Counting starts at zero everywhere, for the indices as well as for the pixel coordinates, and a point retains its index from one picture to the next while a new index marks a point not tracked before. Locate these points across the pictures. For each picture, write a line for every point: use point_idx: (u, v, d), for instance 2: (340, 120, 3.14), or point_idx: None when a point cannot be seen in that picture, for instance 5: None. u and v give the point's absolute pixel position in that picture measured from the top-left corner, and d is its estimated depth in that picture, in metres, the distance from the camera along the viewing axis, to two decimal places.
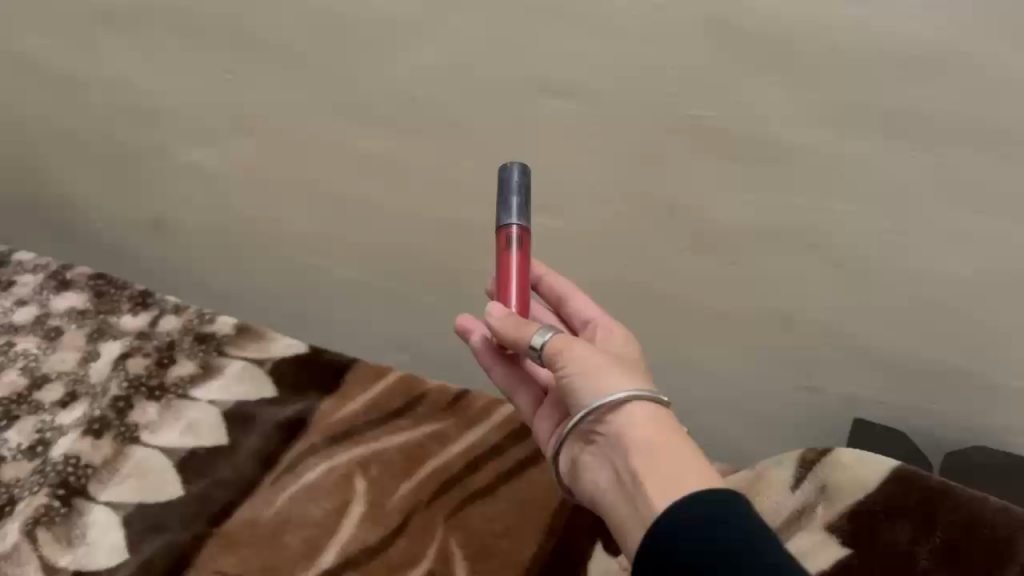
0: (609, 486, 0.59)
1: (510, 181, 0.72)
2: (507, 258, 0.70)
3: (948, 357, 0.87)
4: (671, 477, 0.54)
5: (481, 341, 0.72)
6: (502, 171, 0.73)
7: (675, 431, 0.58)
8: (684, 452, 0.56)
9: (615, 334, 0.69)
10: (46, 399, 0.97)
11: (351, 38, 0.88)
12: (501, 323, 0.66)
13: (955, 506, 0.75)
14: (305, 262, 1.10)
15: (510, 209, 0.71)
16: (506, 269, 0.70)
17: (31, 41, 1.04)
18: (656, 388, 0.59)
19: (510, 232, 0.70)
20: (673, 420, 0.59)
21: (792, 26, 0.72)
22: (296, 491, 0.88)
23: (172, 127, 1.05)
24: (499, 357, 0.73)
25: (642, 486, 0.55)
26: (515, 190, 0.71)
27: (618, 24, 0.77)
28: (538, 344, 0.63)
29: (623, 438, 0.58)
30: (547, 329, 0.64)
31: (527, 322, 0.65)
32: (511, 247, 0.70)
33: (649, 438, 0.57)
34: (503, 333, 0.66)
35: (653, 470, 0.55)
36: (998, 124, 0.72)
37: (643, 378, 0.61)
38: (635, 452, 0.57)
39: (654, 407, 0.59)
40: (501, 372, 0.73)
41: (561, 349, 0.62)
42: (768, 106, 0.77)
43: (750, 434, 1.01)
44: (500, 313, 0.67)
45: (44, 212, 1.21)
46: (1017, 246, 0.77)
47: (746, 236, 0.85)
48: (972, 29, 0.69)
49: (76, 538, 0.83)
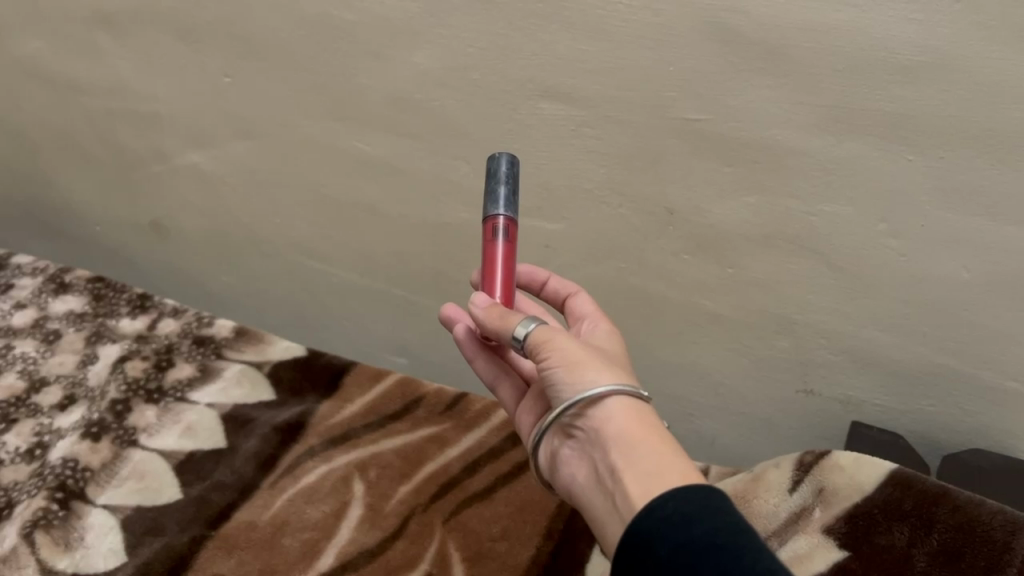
0: (588, 482, 0.58)
1: (496, 172, 0.72)
2: (492, 250, 0.70)
3: (941, 360, 0.86)
4: (650, 473, 0.52)
5: (464, 331, 0.72)
6: (490, 161, 0.72)
7: (655, 428, 0.56)
8: (663, 449, 0.54)
9: (600, 328, 0.70)
10: (44, 403, 0.99)
11: (343, 42, 0.88)
12: (484, 313, 0.67)
13: (954, 510, 0.73)
14: (307, 265, 1.12)
15: (498, 200, 0.71)
16: (491, 261, 0.70)
17: (32, 46, 1.06)
18: (635, 384, 0.58)
19: (499, 221, 0.70)
20: (653, 416, 0.58)
21: (790, 28, 0.70)
22: (294, 493, 0.88)
23: (172, 131, 1.06)
24: (483, 348, 0.73)
25: (620, 483, 0.54)
26: (503, 181, 0.71)
27: (614, 26, 0.75)
28: (521, 334, 0.62)
29: (601, 433, 0.57)
30: (531, 319, 0.63)
31: (511, 313, 0.65)
32: (497, 237, 0.70)
33: (628, 433, 0.56)
34: (487, 323, 0.66)
35: (631, 466, 0.54)
36: (996, 127, 0.69)
37: (624, 374, 0.60)
38: (613, 447, 0.56)
39: (634, 402, 0.58)
40: (485, 364, 0.73)
41: (543, 341, 0.61)
42: (764, 109, 0.75)
43: (753, 433, 1.03)
44: (485, 304, 0.67)
45: (49, 212, 1.26)
46: (1009, 248, 0.75)
47: (743, 239, 0.84)
48: (967, 30, 0.66)
49: (75, 542, 0.84)
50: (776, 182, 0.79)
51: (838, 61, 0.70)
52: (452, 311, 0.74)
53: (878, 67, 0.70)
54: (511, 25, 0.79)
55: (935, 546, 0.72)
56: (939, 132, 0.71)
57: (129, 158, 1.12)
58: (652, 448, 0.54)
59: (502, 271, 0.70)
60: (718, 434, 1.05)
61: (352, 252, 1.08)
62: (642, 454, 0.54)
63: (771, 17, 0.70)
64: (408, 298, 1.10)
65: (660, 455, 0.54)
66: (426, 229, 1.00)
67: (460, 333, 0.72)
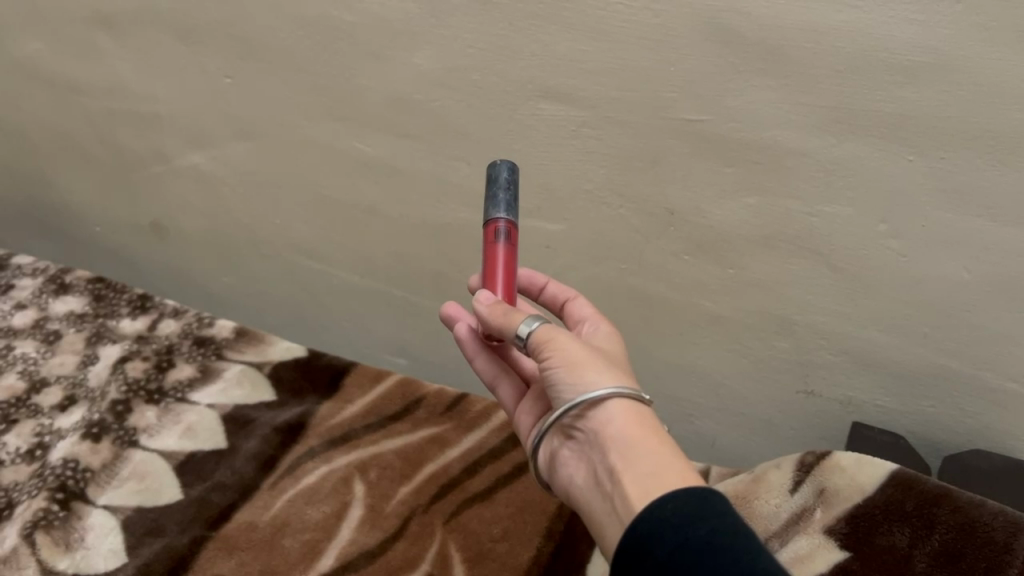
0: (587, 484, 0.58)
1: (497, 178, 0.72)
2: (493, 251, 0.70)
3: (942, 361, 0.86)
4: (649, 475, 0.52)
5: (466, 329, 0.73)
6: (491, 168, 0.73)
7: (655, 430, 0.57)
8: (663, 452, 0.54)
9: (601, 329, 0.70)
10: (44, 404, 0.99)
11: (343, 43, 0.88)
12: (487, 310, 0.66)
13: (955, 510, 0.73)
14: (307, 265, 1.12)
15: (498, 204, 0.71)
16: (492, 262, 0.70)
17: (32, 47, 1.06)
18: (636, 386, 0.58)
19: (500, 224, 0.70)
20: (652, 418, 0.58)
21: (791, 29, 0.70)
22: (295, 495, 0.88)
23: (172, 132, 1.06)
24: (484, 346, 0.73)
25: (618, 484, 0.54)
26: (503, 187, 0.71)
27: (614, 27, 0.75)
28: (524, 332, 0.62)
29: (601, 435, 0.57)
30: (534, 317, 0.63)
31: (515, 311, 0.64)
32: (498, 239, 0.70)
33: (628, 435, 0.56)
34: (491, 320, 0.65)
35: (630, 468, 0.54)
36: (996, 128, 0.69)
37: (624, 376, 0.60)
38: (613, 449, 0.56)
39: (634, 405, 0.58)
40: (486, 362, 0.72)
41: (546, 340, 0.61)
42: (765, 110, 0.75)
43: (753, 434, 1.03)
44: (489, 301, 0.67)
45: (49, 212, 1.26)
46: (1009, 248, 0.75)
47: (744, 240, 0.85)
48: (967, 31, 0.66)
49: (75, 542, 0.84)
50: (776, 183, 0.79)
51: (839, 62, 0.70)
52: (452, 310, 0.74)
53: (878, 67, 0.70)
54: (511, 26, 0.79)
55: (936, 547, 0.72)
56: (940, 133, 0.71)
57: (129, 159, 1.12)
58: (652, 450, 0.54)
59: (504, 273, 0.70)
60: (719, 435, 1.05)
61: (352, 252, 1.08)
62: (642, 456, 0.54)
63: (771, 18, 0.70)
64: (408, 298, 1.10)
65: (659, 458, 0.54)
66: (427, 229, 1.00)
67: (461, 332, 0.72)
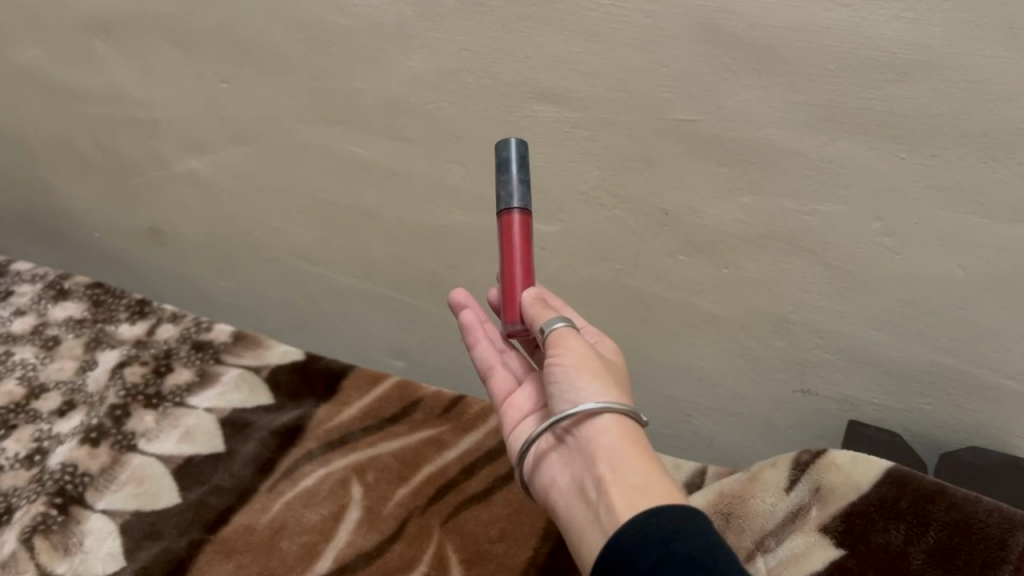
0: (569, 491, 0.58)
1: (507, 161, 0.69)
2: (511, 241, 0.68)
3: (937, 358, 0.85)
4: (637, 488, 0.53)
5: (471, 314, 0.75)
6: (503, 149, 0.70)
7: (646, 447, 0.57)
8: (652, 468, 0.55)
9: (604, 343, 0.72)
10: (44, 409, 0.99)
11: (337, 47, 0.88)
12: (529, 301, 0.67)
13: (950, 506, 0.73)
14: (304, 269, 1.13)
15: (514, 191, 0.68)
16: (509, 254, 0.68)
17: (31, 54, 1.07)
18: (632, 404, 0.58)
19: (515, 216, 0.68)
20: (645, 437, 0.58)
21: (781, 28, 0.70)
22: (292, 499, 0.88)
23: (170, 137, 1.07)
24: (487, 336, 0.74)
25: (605, 494, 0.54)
26: (516, 168, 0.69)
27: (603, 28, 0.76)
28: (544, 329, 0.63)
29: (593, 444, 0.57)
30: (556, 318, 0.64)
31: (547, 309, 0.66)
32: (518, 233, 0.68)
33: (621, 449, 0.56)
34: (526, 312, 0.67)
35: (618, 480, 0.54)
36: (989, 124, 0.69)
37: (623, 393, 0.61)
38: (604, 460, 0.56)
39: (630, 422, 0.58)
40: (489, 351, 0.73)
41: (559, 342, 0.62)
42: (756, 111, 0.75)
43: (751, 434, 1.02)
44: (530, 292, 0.68)
45: (49, 218, 1.26)
46: (1004, 245, 0.75)
47: (737, 239, 0.85)
48: (957, 28, 0.66)
49: (73, 546, 0.84)
50: (769, 181, 0.79)
51: (831, 61, 0.71)
52: (462, 298, 0.76)
53: (868, 66, 0.70)
54: (505, 28, 0.79)
55: (931, 544, 0.72)
56: (931, 129, 0.71)
57: (127, 164, 1.13)
58: (641, 465, 0.55)
59: (522, 269, 0.68)
60: (717, 434, 1.05)
61: (349, 255, 1.08)
62: (631, 470, 0.54)
63: (762, 18, 0.70)
64: (406, 301, 1.10)
65: (647, 473, 0.54)
66: (424, 231, 1.01)
67: (466, 318, 0.74)
